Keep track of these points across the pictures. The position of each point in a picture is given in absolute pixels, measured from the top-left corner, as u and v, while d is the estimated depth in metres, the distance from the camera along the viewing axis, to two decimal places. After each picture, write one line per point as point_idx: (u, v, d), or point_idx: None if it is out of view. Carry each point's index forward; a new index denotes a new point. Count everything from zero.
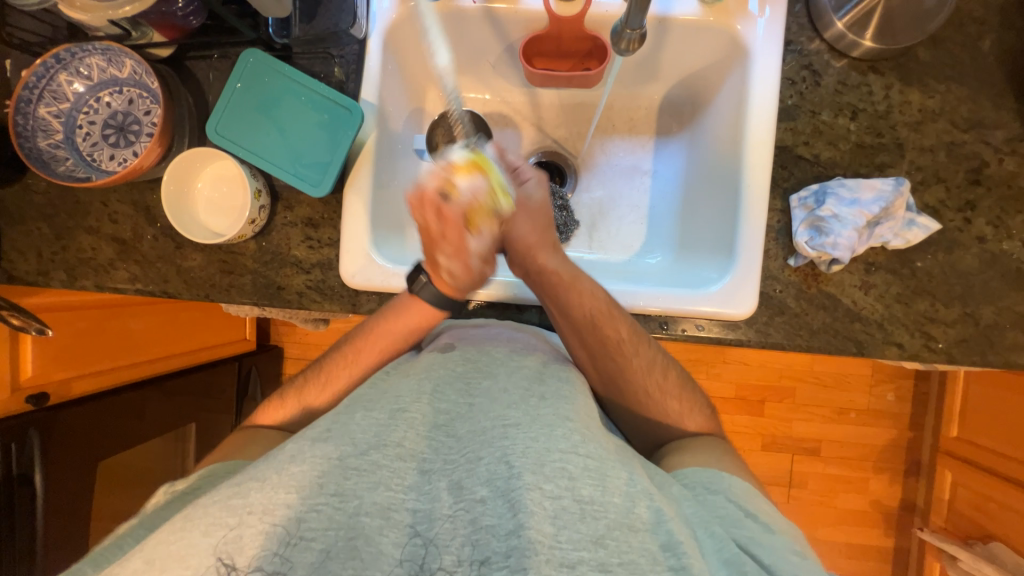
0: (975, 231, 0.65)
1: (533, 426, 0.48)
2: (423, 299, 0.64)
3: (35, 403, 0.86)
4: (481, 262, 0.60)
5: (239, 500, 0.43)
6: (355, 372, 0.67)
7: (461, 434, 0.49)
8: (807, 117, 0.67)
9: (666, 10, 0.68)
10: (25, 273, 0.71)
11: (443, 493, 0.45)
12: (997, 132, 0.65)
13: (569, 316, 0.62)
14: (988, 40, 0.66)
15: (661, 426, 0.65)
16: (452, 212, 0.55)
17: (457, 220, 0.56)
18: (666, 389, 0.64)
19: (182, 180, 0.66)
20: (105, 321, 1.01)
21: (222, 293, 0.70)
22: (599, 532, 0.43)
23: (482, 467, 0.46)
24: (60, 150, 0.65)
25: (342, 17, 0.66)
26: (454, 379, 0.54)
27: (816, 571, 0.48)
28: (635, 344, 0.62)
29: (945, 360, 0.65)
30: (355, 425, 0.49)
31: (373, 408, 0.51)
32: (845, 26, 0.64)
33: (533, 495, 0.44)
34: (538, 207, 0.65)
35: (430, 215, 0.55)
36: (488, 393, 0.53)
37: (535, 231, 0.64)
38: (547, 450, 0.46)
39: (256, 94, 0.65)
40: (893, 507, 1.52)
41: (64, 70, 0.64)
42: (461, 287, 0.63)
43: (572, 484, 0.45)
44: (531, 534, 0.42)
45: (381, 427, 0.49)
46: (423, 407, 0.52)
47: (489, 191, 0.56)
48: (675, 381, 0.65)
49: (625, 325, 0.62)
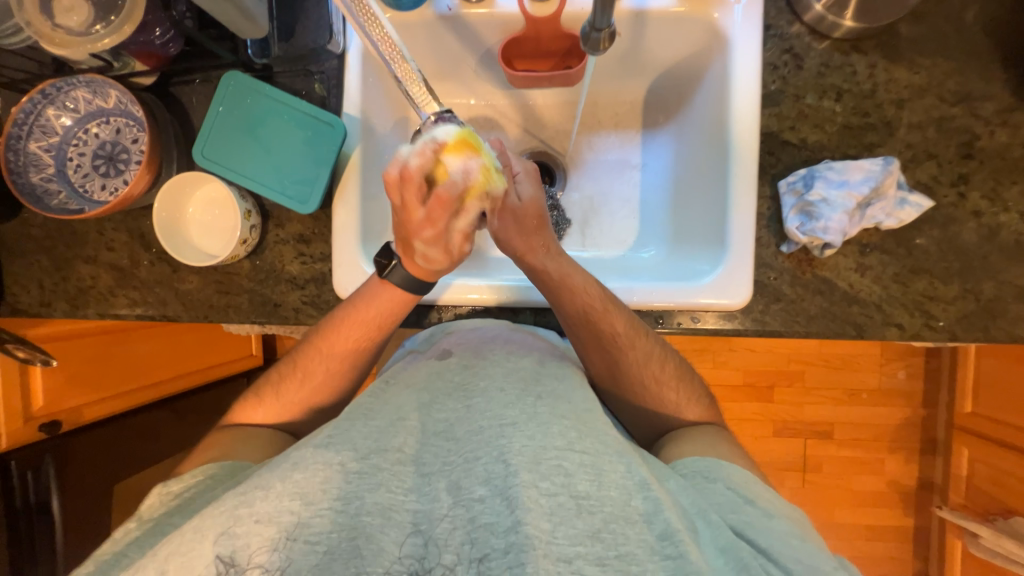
0: (970, 206, 0.64)
1: (530, 425, 0.48)
2: (395, 284, 0.61)
3: (47, 431, 0.89)
4: (461, 242, 0.57)
5: (244, 510, 0.43)
6: (331, 362, 0.66)
7: (460, 435, 0.49)
8: (792, 101, 0.66)
9: (640, 4, 0.67)
10: (27, 305, 0.72)
11: (442, 493, 0.46)
12: (987, 104, 0.64)
13: (569, 307, 0.62)
14: (972, 12, 0.64)
15: (661, 419, 0.65)
16: (442, 197, 0.50)
17: (444, 206, 0.51)
18: (662, 380, 0.64)
19: (173, 204, 0.66)
20: (109, 347, 1.00)
21: (220, 313, 0.71)
22: (595, 526, 0.43)
23: (480, 467, 0.46)
24: (52, 183, 0.66)
25: (321, 34, 0.67)
26: (451, 388, 0.53)
27: (818, 555, 0.47)
28: (635, 335, 0.62)
29: (946, 338, 0.64)
30: (357, 432, 0.49)
31: (374, 415, 0.51)
32: (825, 7, 0.63)
33: (530, 492, 0.44)
34: (527, 211, 0.61)
35: (411, 196, 0.50)
36: (485, 392, 0.52)
37: (522, 233, 0.62)
38: (543, 448, 0.46)
39: (239, 115, 0.65)
40: (910, 487, 1.50)
41: (50, 104, 0.65)
42: (437, 268, 0.60)
43: (568, 480, 0.45)
44: (528, 530, 0.42)
45: (381, 433, 0.49)
46: (422, 413, 0.51)
47: (484, 171, 0.53)
48: (671, 372, 0.65)
49: (620, 318, 0.62)
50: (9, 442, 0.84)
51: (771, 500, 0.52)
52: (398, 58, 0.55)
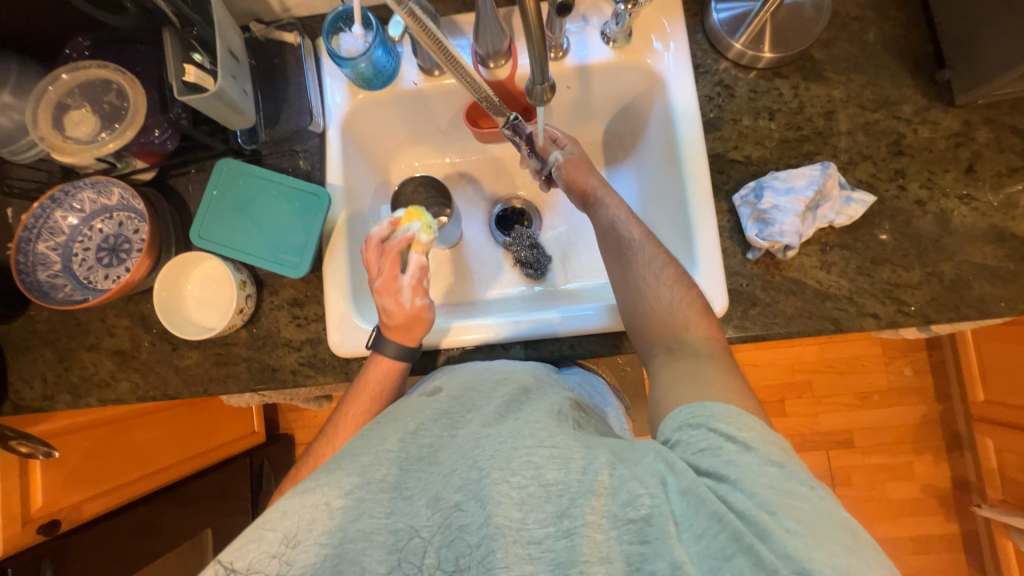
0: (912, 196, 0.69)
1: (502, 432, 0.48)
2: (387, 355, 0.64)
3: (46, 532, 0.86)
4: (413, 297, 0.64)
5: (238, 561, 0.42)
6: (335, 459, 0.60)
7: (444, 460, 0.47)
8: (731, 124, 0.73)
9: (583, 59, 0.75)
10: (31, 400, 0.74)
11: (420, 508, 0.45)
12: (905, 106, 0.71)
13: (598, 219, 0.69)
14: (872, 32, 0.73)
15: (669, 331, 0.60)
16: (388, 249, 0.65)
17: (396, 260, 0.65)
18: (662, 281, 0.62)
19: (172, 283, 0.70)
20: (116, 436, 1.01)
21: (219, 384, 0.73)
22: (562, 507, 0.43)
23: (456, 476, 0.46)
24: (58, 278, 0.71)
25: (302, 117, 0.75)
26: (438, 413, 0.52)
27: (796, 482, 0.43)
28: (649, 239, 0.66)
29: (921, 321, 0.66)
30: (342, 470, 0.46)
31: (359, 451, 0.48)
32: (744, 44, 0.72)
33: (501, 487, 0.44)
34: (580, 159, 0.72)
35: (372, 255, 0.66)
36: (471, 422, 0.50)
37: (578, 173, 0.70)
38: (513, 448, 0.46)
39: (232, 196, 0.71)
40: (945, 488, 1.44)
41: (59, 207, 0.70)
42: (402, 328, 0.64)
43: (538, 471, 0.45)
44: (498, 521, 0.42)
45: (366, 467, 0.46)
46: (405, 440, 0.49)
47: (420, 229, 0.65)
48: (672, 274, 0.63)
49: (639, 227, 0.67)
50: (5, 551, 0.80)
51: (756, 429, 0.47)
52: (478, 88, 0.58)
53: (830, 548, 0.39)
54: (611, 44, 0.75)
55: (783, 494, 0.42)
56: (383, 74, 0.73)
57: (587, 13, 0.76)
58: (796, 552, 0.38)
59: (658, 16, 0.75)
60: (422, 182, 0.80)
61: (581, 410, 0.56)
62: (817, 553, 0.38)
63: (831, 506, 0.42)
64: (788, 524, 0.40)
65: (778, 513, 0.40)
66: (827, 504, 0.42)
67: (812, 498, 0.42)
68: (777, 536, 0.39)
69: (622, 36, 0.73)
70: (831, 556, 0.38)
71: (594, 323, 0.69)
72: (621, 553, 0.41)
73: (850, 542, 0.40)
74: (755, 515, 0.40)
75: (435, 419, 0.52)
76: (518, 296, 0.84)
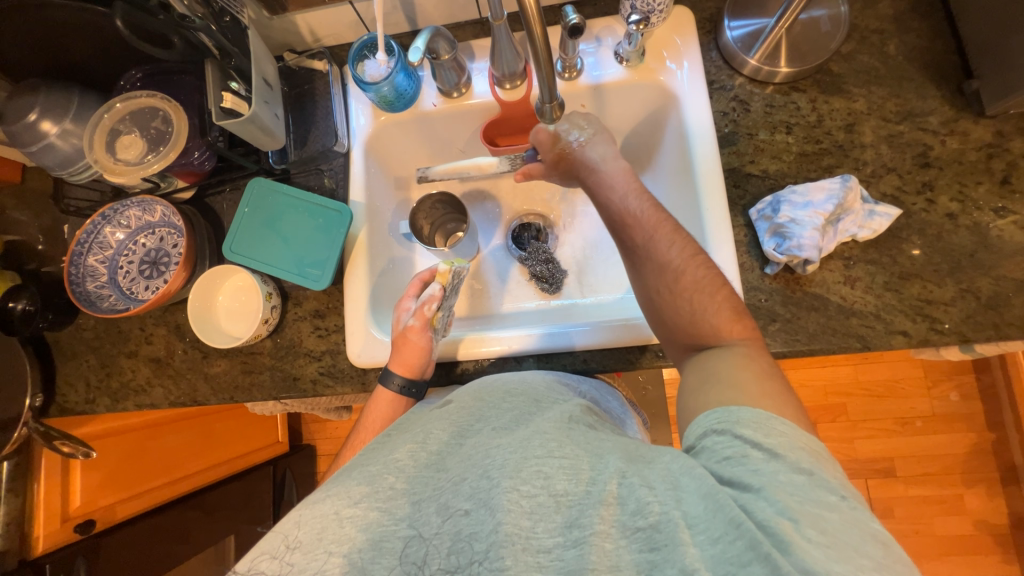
0: (941, 209, 0.66)
1: (511, 441, 0.48)
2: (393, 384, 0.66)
3: (81, 531, 0.89)
4: (417, 328, 0.67)
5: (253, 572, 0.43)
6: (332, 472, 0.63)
7: (451, 467, 0.48)
8: (746, 139, 0.73)
9: (597, 79, 0.77)
10: (76, 403, 0.79)
11: (430, 516, 0.45)
12: (930, 118, 0.69)
13: (606, 207, 0.68)
14: (893, 45, 0.72)
15: (681, 334, 0.60)
16: (419, 279, 0.71)
17: (419, 288, 0.71)
18: (672, 265, 0.61)
19: (205, 295, 0.74)
20: (147, 441, 1.05)
21: (244, 392, 0.76)
22: (572, 516, 0.43)
23: (467, 485, 0.46)
24: (105, 288, 0.76)
25: (328, 138, 0.79)
26: (446, 425, 0.52)
27: (818, 493, 0.41)
28: (656, 218, 0.64)
29: (957, 340, 0.63)
30: (352, 480, 0.48)
31: (368, 461, 0.50)
32: (758, 60, 0.72)
33: (511, 495, 0.44)
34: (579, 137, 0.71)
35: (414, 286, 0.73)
36: (478, 433, 0.51)
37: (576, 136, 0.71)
38: (523, 457, 0.46)
39: (261, 213, 0.75)
40: (1003, 526, 1.31)
41: (108, 223, 0.77)
42: (399, 356, 0.67)
43: (547, 481, 0.45)
44: (507, 528, 0.42)
45: (373, 478, 0.48)
46: (413, 450, 0.50)
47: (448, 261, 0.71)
48: (681, 258, 0.61)
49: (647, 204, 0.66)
50: (46, 545, 0.84)
51: (787, 434, 0.45)
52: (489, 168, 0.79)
53: (850, 559, 0.37)
54: (624, 63, 0.76)
55: (808, 504, 0.41)
56: (404, 96, 0.76)
57: (602, 34, 0.78)
58: (815, 563, 0.37)
59: (671, 35, 0.76)
60: (438, 200, 0.82)
61: (593, 415, 0.55)
62: (838, 566, 0.37)
63: (864, 519, 0.40)
64: (808, 533, 0.38)
65: (799, 521, 0.39)
66: (860, 516, 0.41)
67: (842, 508, 0.41)
68: (797, 547, 0.38)
69: (635, 55, 0.74)
70: (851, 567, 0.37)
71: (610, 336, 0.68)
72: (631, 561, 0.41)
73: (879, 556, 0.38)
74: (774, 524, 0.39)
75: (448, 427, 0.52)
76: (532, 309, 0.84)
